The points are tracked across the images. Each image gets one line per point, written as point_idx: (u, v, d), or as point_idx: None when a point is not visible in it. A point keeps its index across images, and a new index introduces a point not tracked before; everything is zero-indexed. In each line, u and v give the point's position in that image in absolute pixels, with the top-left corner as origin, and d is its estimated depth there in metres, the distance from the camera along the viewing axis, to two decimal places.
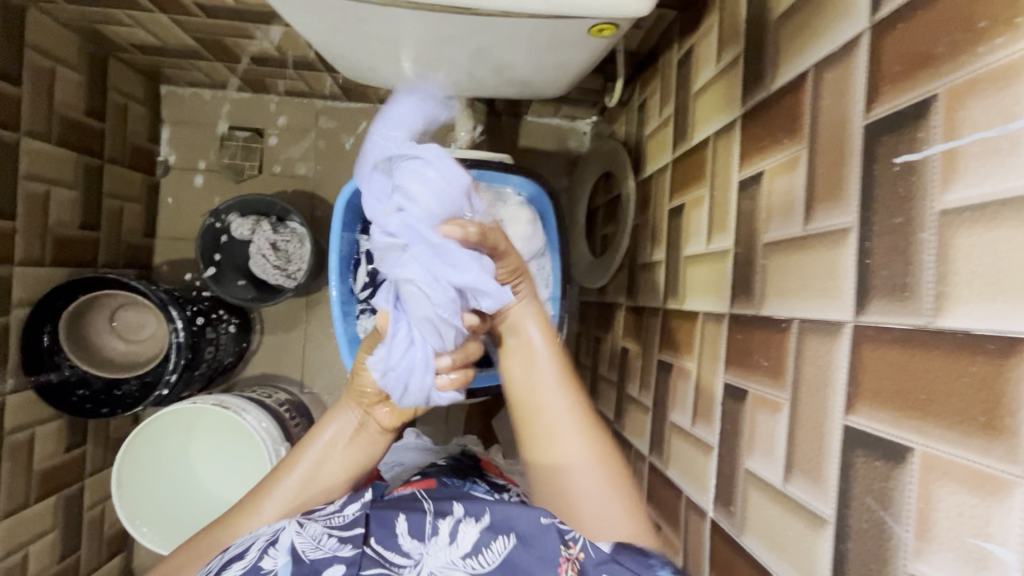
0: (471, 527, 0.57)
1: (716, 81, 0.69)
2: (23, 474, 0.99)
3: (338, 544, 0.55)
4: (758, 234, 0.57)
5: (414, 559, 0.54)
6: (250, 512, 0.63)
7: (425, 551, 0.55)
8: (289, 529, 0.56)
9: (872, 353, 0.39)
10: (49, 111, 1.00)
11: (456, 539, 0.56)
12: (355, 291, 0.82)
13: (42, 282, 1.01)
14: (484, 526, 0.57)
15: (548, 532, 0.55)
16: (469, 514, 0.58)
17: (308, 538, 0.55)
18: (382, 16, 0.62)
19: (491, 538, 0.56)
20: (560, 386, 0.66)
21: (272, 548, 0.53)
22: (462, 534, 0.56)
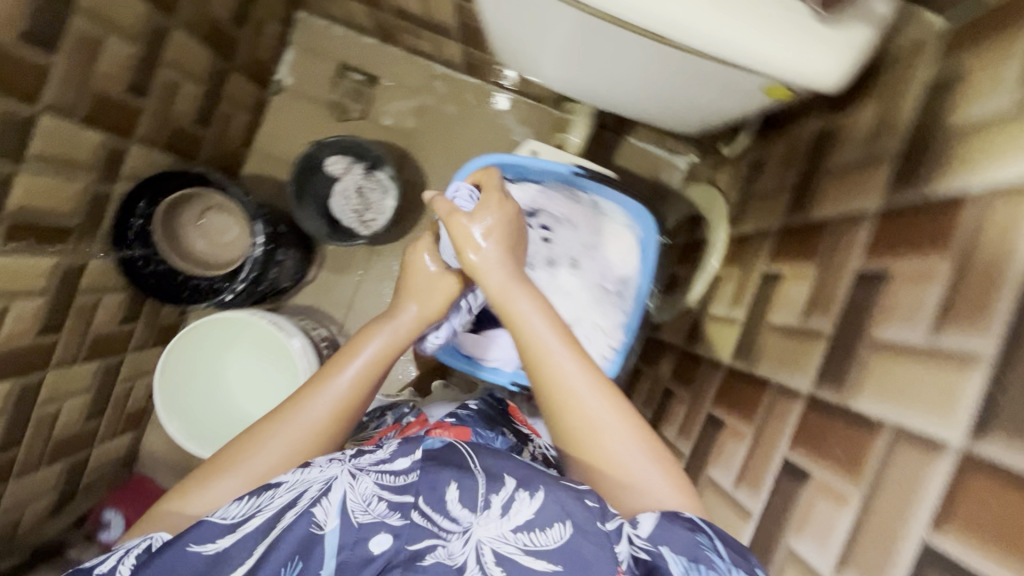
0: (526, 503, 0.51)
1: (856, 168, 0.69)
2: (81, 333, 1.05)
3: (387, 509, 0.52)
4: (865, 330, 0.57)
5: (462, 526, 0.50)
6: (257, 451, 0.63)
7: (476, 520, 0.50)
8: (341, 480, 0.54)
9: (978, 484, 0.41)
10: (203, 9, 1.05)
11: (509, 512, 0.51)
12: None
13: (150, 163, 1.06)
14: (540, 504, 0.51)
15: (607, 543, 0.49)
16: (524, 486, 0.52)
17: (359, 497, 0.52)
18: (568, 18, 0.63)
19: (552, 521, 0.50)
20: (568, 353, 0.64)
21: (324, 499, 0.52)
22: (517, 506, 0.51)
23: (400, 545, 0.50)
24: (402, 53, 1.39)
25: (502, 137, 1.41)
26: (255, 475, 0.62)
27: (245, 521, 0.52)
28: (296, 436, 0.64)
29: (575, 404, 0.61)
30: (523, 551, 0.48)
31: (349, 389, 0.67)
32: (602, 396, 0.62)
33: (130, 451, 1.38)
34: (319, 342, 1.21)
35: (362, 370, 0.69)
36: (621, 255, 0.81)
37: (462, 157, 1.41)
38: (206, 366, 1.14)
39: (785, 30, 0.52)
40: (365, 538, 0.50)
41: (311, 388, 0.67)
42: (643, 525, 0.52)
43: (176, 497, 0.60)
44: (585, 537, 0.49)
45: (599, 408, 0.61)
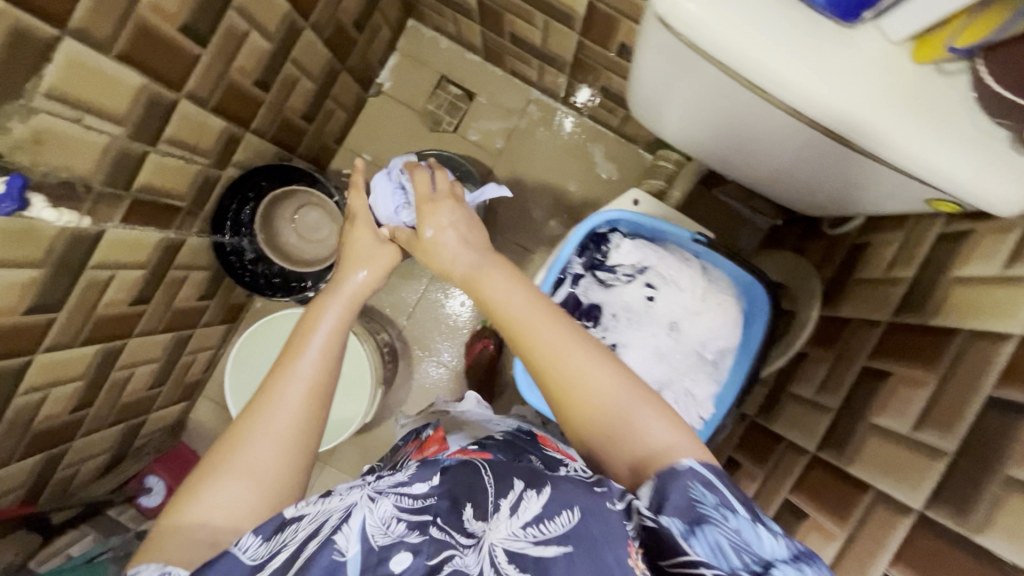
0: (534, 500, 0.50)
1: (990, 283, 0.68)
2: (165, 305, 1.07)
3: (405, 530, 0.51)
4: (999, 463, 0.56)
5: (478, 537, 0.50)
6: (237, 446, 0.60)
7: (489, 527, 0.50)
8: (360, 505, 0.52)
9: None
10: (334, 12, 1.07)
11: (518, 510, 0.50)
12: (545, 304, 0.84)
13: (258, 153, 1.09)
14: (547, 498, 0.49)
15: (613, 514, 0.47)
16: (531, 487, 0.52)
17: (377, 519, 0.51)
18: (747, 99, 0.63)
19: (559, 509, 0.48)
20: (538, 311, 0.63)
21: (345, 525, 0.50)
22: (525, 504, 0.50)
23: (421, 561, 0.48)
24: (503, 74, 1.41)
25: (587, 170, 1.40)
26: (255, 472, 0.58)
27: (268, 561, 0.50)
28: (285, 423, 0.62)
29: (564, 370, 0.59)
30: (534, 544, 0.47)
31: (323, 364, 0.67)
32: (591, 359, 0.60)
33: (178, 420, 1.40)
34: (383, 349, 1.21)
35: (324, 352, 0.68)
36: (725, 328, 0.80)
37: (545, 184, 1.41)
38: (271, 358, 1.20)
39: (983, 152, 0.52)
40: (386, 561, 0.48)
41: (277, 373, 0.66)
42: (643, 494, 0.51)
43: (174, 506, 0.57)
44: (594, 516, 0.47)
45: (583, 362, 0.59)
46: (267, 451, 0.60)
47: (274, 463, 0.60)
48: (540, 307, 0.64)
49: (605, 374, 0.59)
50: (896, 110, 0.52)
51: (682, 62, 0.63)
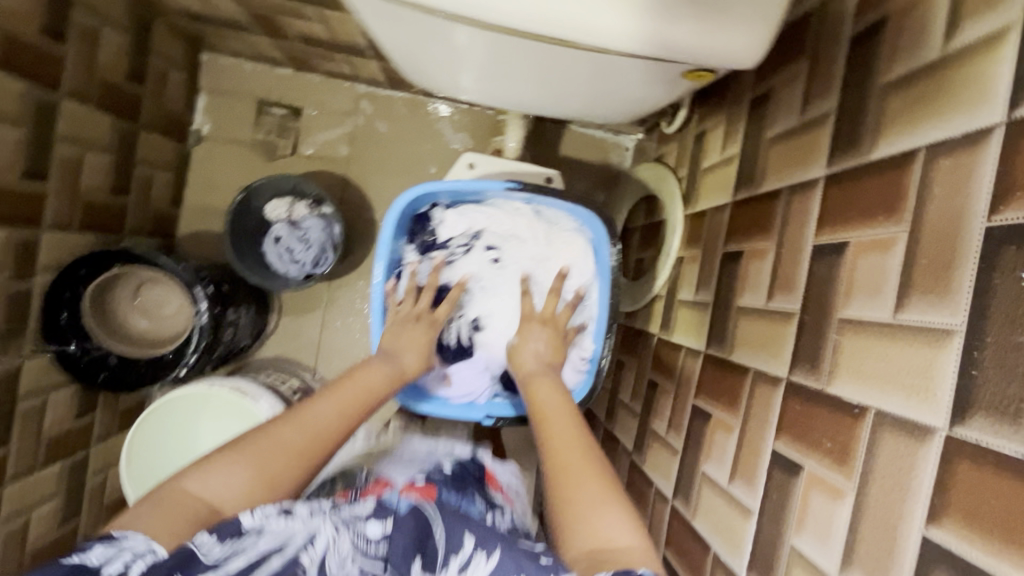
0: (483, 565, 0.48)
1: (795, 134, 0.67)
2: (33, 439, 0.97)
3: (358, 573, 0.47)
4: (832, 308, 0.54)
5: None
6: (219, 464, 0.55)
7: None
8: (325, 533, 0.49)
9: (966, 470, 0.38)
10: (90, 73, 0.97)
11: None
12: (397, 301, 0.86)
13: (69, 247, 0.99)
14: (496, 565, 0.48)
15: None
16: (482, 548, 0.50)
17: (336, 556, 0.47)
18: (475, 34, 0.61)
19: None
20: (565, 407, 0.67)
21: (306, 553, 0.47)
22: (477, 565, 0.48)
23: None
24: (323, 78, 1.33)
25: (441, 146, 1.35)
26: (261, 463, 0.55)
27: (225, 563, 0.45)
28: (282, 458, 0.56)
29: (565, 453, 0.60)
30: None
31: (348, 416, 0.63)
32: (591, 463, 0.58)
33: None
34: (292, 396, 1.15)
35: (341, 404, 0.63)
36: (575, 264, 0.83)
37: (404, 175, 1.35)
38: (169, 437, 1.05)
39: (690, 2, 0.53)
40: None
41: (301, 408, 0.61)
42: None
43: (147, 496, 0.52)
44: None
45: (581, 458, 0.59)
46: (250, 487, 0.54)
47: (241, 482, 0.54)
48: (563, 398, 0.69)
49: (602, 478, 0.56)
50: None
51: (401, 19, 0.62)
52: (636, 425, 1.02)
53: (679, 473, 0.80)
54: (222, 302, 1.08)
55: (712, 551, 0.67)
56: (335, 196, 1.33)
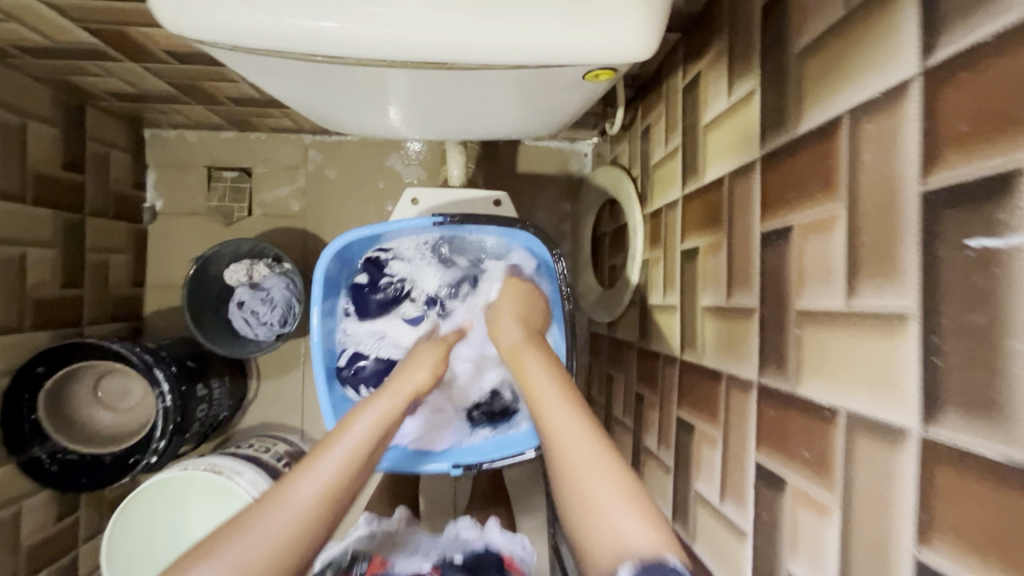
0: None
1: (728, 116, 0.62)
2: (11, 552, 0.93)
3: None
4: (789, 299, 0.49)
5: None
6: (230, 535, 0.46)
7: None
8: None
9: (953, 480, 0.32)
10: (20, 170, 0.96)
11: None
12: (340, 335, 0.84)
13: (22, 349, 0.96)
14: None
15: None
16: None
17: None
18: (356, 72, 0.54)
19: None
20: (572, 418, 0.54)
21: None
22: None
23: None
24: (267, 135, 1.31)
25: (396, 183, 1.32)
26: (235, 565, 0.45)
27: None
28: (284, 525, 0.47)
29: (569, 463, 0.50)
30: None
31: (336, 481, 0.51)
32: (605, 474, 0.48)
33: None
34: (276, 464, 1.10)
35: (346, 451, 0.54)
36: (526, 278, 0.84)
37: (363, 218, 1.32)
38: (154, 525, 0.98)
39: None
40: None
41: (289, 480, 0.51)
42: None
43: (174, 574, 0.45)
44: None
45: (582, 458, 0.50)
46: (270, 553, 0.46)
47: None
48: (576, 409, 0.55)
49: (637, 503, 0.46)
50: (461, 5, 0.46)
51: (271, 71, 0.55)
52: (631, 442, 0.96)
53: (674, 493, 0.74)
54: (188, 379, 1.04)
55: None
56: (297, 250, 1.31)
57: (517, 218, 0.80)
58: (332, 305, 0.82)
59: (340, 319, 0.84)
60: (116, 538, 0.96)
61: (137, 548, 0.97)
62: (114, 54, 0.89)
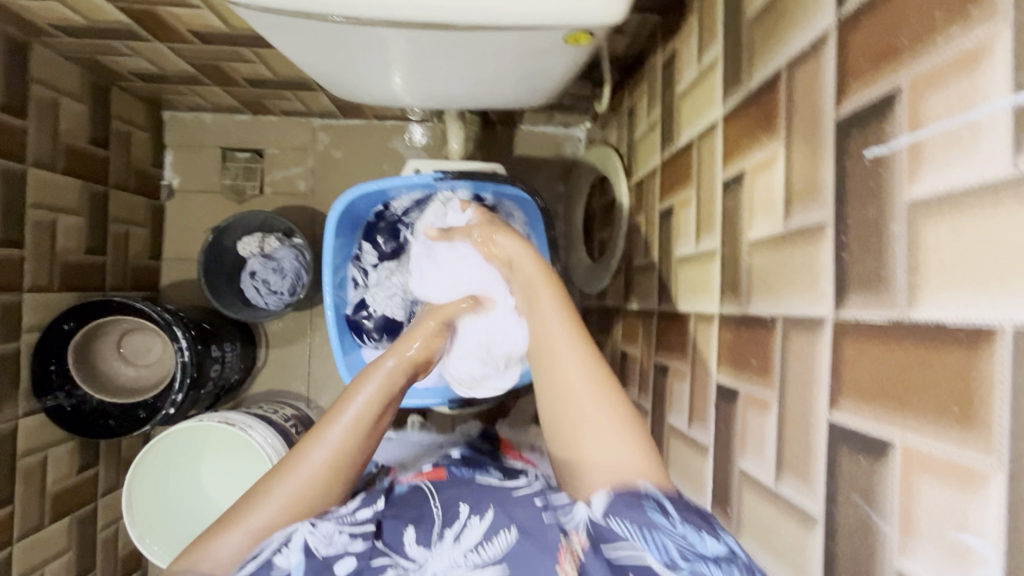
0: (476, 526, 0.56)
1: (697, 83, 0.70)
2: (38, 495, 1.00)
3: (350, 539, 0.53)
4: (742, 233, 0.56)
5: (418, 562, 0.52)
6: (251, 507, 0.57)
7: (430, 555, 0.53)
8: (301, 528, 0.53)
9: (854, 347, 0.38)
10: (53, 141, 1.04)
11: (460, 538, 0.55)
12: (350, 283, 0.93)
13: (52, 307, 1.04)
14: (488, 522, 0.56)
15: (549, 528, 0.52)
16: (475, 513, 0.58)
17: (320, 536, 0.53)
18: (365, 35, 0.61)
19: (498, 530, 0.54)
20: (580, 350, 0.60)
21: (284, 546, 0.51)
22: (466, 532, 0.55)
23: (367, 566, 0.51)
24: (279, 118, 1.39)
25: (399, 165, 1.40)
26: (255, 529, 0.56)
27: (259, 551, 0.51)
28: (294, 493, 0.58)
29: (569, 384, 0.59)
30: (472, 565, 0.51)
31: (342, 449, 0.61)
32: (592, 380, 0.58)
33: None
34: (284, 423, 1.17)
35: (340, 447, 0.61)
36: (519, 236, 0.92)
37: None
38: (170, 474, 1.05)
39: None
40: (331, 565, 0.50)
41: (308, 439, 0.62)
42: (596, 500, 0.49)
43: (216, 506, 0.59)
44: (528, 537, 0.52)
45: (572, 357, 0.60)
46: (286, 512, 0.57)
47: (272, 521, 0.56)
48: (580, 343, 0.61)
49: (610, 408, 0.56)
50: None
51: (292, 34, 0.62)
52: None
53: (651, 432, 0.81)
54: (203, 340, 1.12)
55: (684, 499, 0.67)
56: (305, 227, 1.38)
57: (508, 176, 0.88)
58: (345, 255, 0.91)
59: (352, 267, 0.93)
60: (134, 490, 1.02)
61: (155, 496, 1.04)
62: (142, 34, 0.97)
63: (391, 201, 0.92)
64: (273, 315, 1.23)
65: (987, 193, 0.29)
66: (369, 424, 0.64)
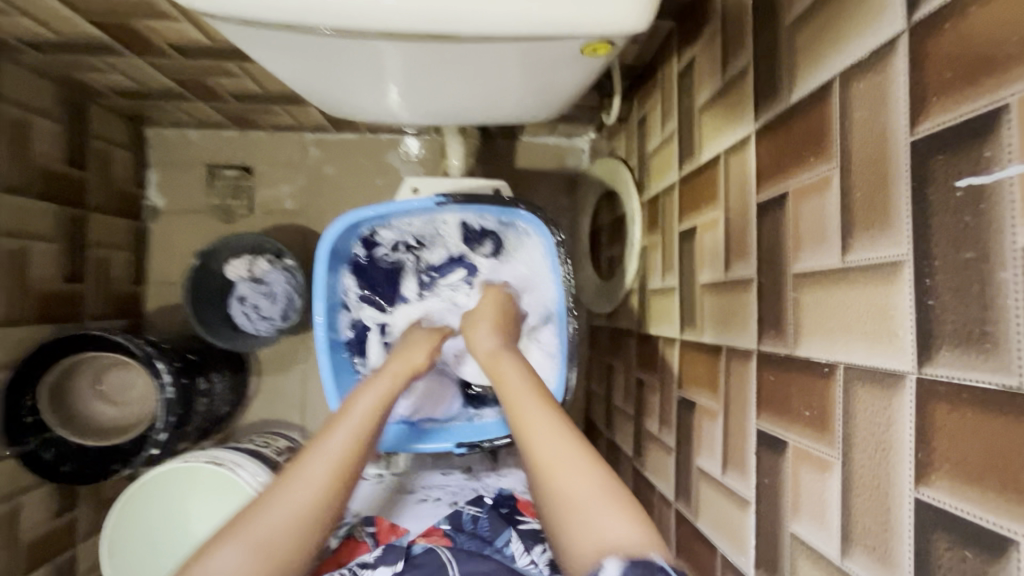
0: None
1: (723, 94, 0.64)
2: (9, 547, 0.92)
3: None
4: (786, 263, 0.50)
5: None
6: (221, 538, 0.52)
7: None
8: None
9: (949, 414, 0.32)
10: (25, 164, 0.97)
11: None
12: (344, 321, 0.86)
13: (24, 342, 0.97)
14: None
15: None
16: None
17: None
18: (356, 48, 0.55)
19: None
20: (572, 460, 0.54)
21: None
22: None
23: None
24: (268, 133, 1.32)
25: (395, 180, 1.34)
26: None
27: None
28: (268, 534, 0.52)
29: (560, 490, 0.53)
30: None
31: (337, 464, 0.57)
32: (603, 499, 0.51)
33: None
34: (277, 458, 1.10)
35: (332, 467, 0.57)
36: (529, 261, 0.86)
37: None
38: (154, 517, 0.97)
39: None
40: None
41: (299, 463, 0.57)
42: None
43: None
44: None
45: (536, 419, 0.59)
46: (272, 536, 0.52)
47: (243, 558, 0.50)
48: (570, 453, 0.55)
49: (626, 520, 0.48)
50: None
51: (274, 48, 0.56)
52: (632, 428, 0.96)
53: (676, 472, 0.75)
54: (189, 372, 1.04)
55: (720, 553, 0.61)
56: (298, 247, 1.32)
57: (513, 197, 0.81)
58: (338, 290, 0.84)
59: (346, 302, 0.86)
60: (116, 531, 0.96)
61: (136, 541, 0.97)
62: (120, 48, 0.90)
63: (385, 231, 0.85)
64: (263, 342, 1.15)
65: None
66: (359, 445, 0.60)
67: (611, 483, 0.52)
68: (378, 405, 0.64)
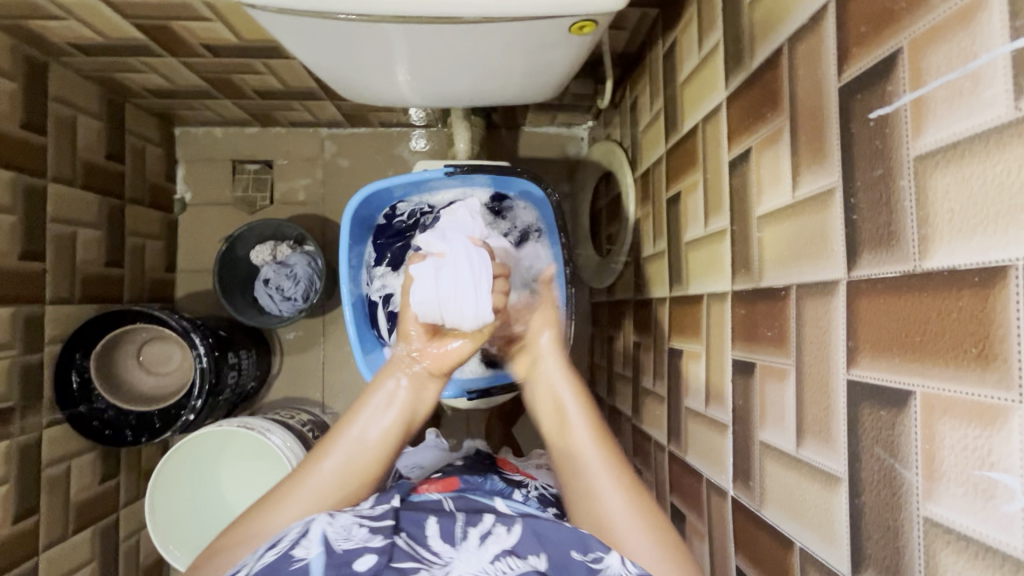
0: (501, 535, 0.53)
1: (699, 69, 0.71)
2: (61, 504, 1.01)
3: (368, 535, 0.51)
4: (752, 208, 0.57)
5: (444, 559, 0.49)
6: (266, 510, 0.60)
7: (455, 555, 0.50)
8: (320, 519, 0.52)
9: (868, 302, 0.39)
10: (71, 157, 1.07)
11: (484, 543, 0.52)
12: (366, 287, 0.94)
13: (72, 319, 1.06)
14: (517, 535, 0.53)
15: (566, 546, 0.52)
16: (499, 522, 0.55)
17: (340, 529, 0.51)
18: (373, 33, 0.63)
19: (524, 547, 0.52)
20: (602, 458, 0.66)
21: (304, 539, 0.49)
22: (492, 537, 0.52)
23: (387, 565, 0.47)
24: (286, 129, 1.42)
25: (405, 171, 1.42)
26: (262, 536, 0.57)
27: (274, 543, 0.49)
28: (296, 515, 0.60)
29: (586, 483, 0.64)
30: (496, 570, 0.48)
31: (351, 466, 0.64)
32: (617, 489, 0.62)
33: None
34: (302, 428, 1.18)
35: (346, 471, 0.63)
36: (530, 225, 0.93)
37: None
38: (195, 476, 1.06)
39: None
40: (350, 561, 0.47)
41: (316, 454, 0.65)
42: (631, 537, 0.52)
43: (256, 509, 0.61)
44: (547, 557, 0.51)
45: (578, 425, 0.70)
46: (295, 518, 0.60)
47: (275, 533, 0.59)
48: (602, 450, 0.67)
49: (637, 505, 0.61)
50: None
51: (302, 35, 0.64)
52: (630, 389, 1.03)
53: (669, 418, 0.81)
54: (221, 347, 1.13)
55: (705, 478, 0.67)
56: (316, 235, 1.40)
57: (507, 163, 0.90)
58: (359, 258, 0.93)
59: (367, 269, 0.94)
60: (160, 486, 1.04)
61: (178, 498, 1.05)
62: (158, 50, 1.00)
63: (397, 204, 0.94)
64: (285, 319, 1.24)
65: (990, 138, 0.31)
66: (373, 453, 0.66)
67: (636, 495, 0.62)
68: (400, 420, 0.68)
